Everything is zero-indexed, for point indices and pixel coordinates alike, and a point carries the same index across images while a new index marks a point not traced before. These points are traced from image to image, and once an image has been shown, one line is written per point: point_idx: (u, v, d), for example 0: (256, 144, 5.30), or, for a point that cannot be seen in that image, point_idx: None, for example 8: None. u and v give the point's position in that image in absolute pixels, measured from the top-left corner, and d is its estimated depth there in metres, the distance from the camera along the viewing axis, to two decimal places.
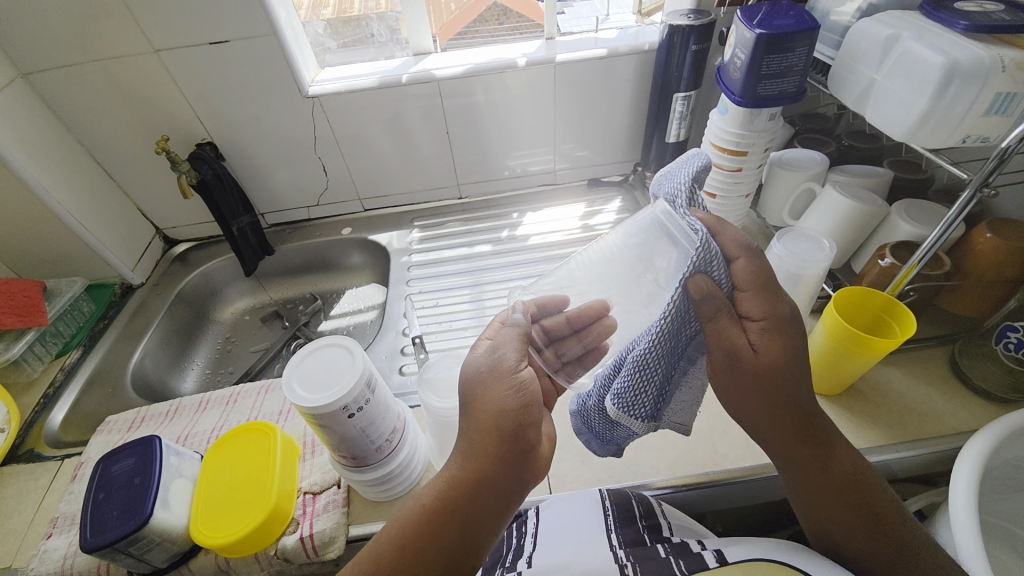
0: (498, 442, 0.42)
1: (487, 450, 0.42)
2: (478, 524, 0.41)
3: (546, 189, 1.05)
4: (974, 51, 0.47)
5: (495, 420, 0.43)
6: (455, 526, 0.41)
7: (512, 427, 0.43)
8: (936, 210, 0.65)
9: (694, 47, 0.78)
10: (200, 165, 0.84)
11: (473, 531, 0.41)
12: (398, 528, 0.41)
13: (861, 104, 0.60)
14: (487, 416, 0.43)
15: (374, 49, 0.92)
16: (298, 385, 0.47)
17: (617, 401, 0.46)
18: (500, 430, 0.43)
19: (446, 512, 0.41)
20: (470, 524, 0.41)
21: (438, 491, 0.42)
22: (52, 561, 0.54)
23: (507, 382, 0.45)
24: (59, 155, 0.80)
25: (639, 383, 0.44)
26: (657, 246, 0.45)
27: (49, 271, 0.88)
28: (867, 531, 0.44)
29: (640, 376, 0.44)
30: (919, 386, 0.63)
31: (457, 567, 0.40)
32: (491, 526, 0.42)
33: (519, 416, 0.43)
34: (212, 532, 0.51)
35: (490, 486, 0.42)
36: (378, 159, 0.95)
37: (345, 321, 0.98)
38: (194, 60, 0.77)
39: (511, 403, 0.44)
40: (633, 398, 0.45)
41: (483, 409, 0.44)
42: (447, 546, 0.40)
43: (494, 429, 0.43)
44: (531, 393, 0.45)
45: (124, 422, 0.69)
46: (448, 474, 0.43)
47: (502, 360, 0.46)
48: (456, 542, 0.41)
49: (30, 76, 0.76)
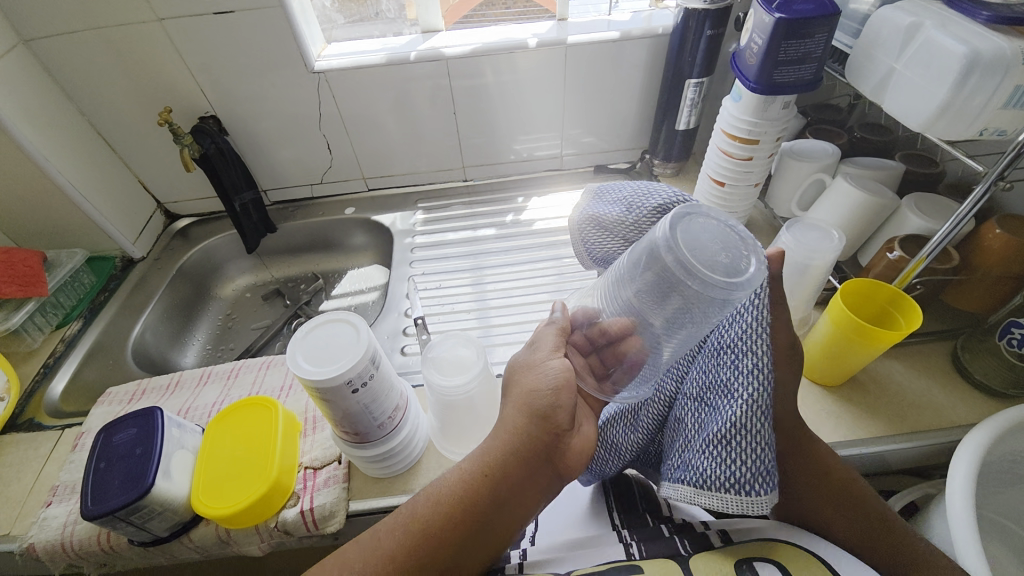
0: (539, 424, 0.45)
1: (528, 431, 0.45)
2: (512, 497, 0.45)
3: (552, 174, 1.04)
4: (996, 41, 0.46)
5: (537, 404, 0.45)
6: (487, 494, 0.44)
7: (543, 408, 0.45)
8: (947, 205, 0.65)
9: (709, 32, 0.77)
10: (203, 138, 0.83)
11: (505, 503, 0.45)
12: (436, 492, 0.45)
13: (878, 94, 0.60)
14: (523, 398, 0.46)
15: (382, 26, 0.90)
16: (303, 359, 0.46)
17: (736, 489, 0.42)
18: (533, 411, 0.45)
19: (481, 481, 0.45)
20: (501, 492, 0.45)
21: (477, 460, 0.46)
22: (52, 529, 0.54)
23: (537, 369, 0.47)
24: (60, 124, 0.79)
25: (757, 438, 0.42)
26: (666, 272, 0.41)
27: (49, 241, 0.87)
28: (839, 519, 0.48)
29: (757, 428, 0.42)
30: (920, 380, 0.63)
31: (484, 529, 0.44)
32: (529, 502, 0.46)
33: (552, 397, 0.45)
34: (213, 504, 0.51)
35: (524, 459, 0.45)
36: (383, 139, 0.94)
37: (346, 301, 0.98)
38: (198, 30, 0.76)
39: (544, 388, 0.46)
40: (750, 464, 0.42)
41: (522, 390, 0.47)
42: (478, 511, 0.44)
43: (537, 411, 0.45)
44: (564, 381, 0.46)
45: (125, 394, 0.68)
46: (487, 446, 0.46)
47: (537, 351, 0.49)
48: (488, 513, 0.44)
49: (31, 42, 0.75)
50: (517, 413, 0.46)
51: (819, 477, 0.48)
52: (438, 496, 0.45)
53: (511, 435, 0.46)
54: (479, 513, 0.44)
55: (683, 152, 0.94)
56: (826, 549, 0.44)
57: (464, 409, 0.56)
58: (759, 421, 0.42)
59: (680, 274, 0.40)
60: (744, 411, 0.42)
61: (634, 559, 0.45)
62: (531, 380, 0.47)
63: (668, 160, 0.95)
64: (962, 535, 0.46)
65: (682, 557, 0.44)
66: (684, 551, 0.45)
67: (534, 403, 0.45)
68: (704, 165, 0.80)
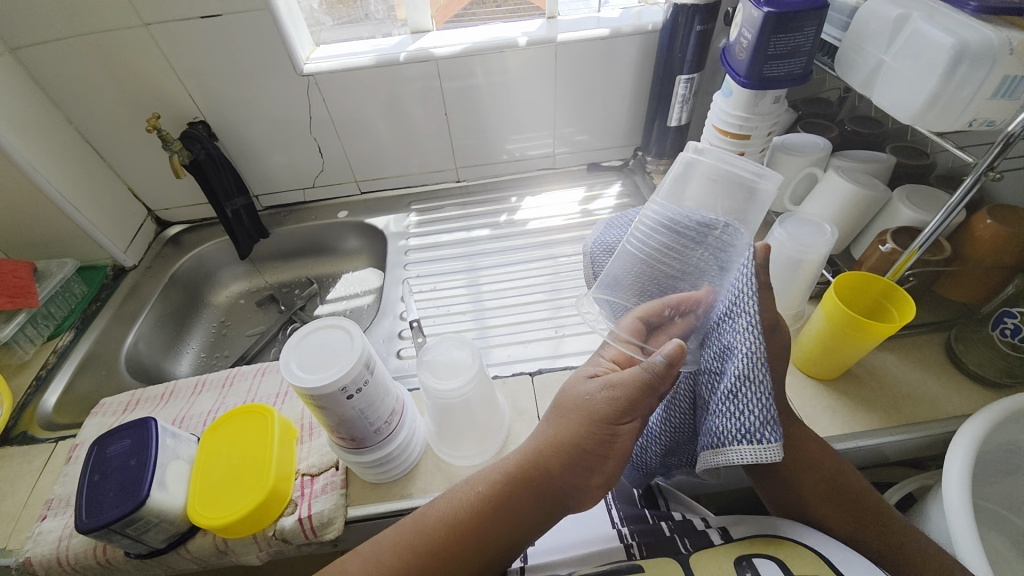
0: (567, 465, 0.45)
1: (550, 466, 0.45)
2: (522, 521, 0.45)
3: (545, 173, 1.04)
4: (983, 32, 0.46)
5: (578, 452, 0.45)
6: (499, 518, 0.44)
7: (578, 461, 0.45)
8: (938, 196, 0.65)
9: (698, 28, 0.77)
10: (192, 144, 0.82)
11: (514, 526, 0.45)
12: (448, 512, 0.45)
13: (868, 86, 0.60)
14: (561, 439, 0.46)
15: (371, 27, 0.90)
16: (296, 367, 0.46)
17: (756, 433, 0.42)
18: (566, 454, 0.45)
19: (495, 504, 0.45)
20: (516, 517, 0.45)
21: (491, 481, 0.46)
22: (47, 543, 0.54)
23: (596, 431, 0.45)
24: (47, 133, 0.78)
25: (752, 390, 0.43)
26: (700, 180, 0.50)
27: (39, 252, 0.86)
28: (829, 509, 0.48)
29: (754, 381, 0.43)
30: (915, 372, 0.63)
31: (490, 552, 0.44)
32: (540, 528, 0.46)
33: (597, 460, 0.45)
34: (210, 513, 0.51)
35: (549, 488, 0.45)
36: (375, 141, 0.93)
37: (341, 305, 0.98)
38: (185, 35, 0.75)
39: (592, 440, 0.45)
40: (750, 410, 0.43)
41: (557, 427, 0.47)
42: (488, 535, 0.44)
43: (571, 456, 0.45)
44: (619, 446, 0.45)
45: (119, 404, 0.68)
46: (504, 467, 0.47)
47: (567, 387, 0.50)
48: (496, 533, 0.44)
49: (16, 51, 0.74)
50: (542, 446, 0.46)
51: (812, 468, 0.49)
52: (447, 515, 0.45)
53: (530, 462, 0.46)
54: (489, 531, 0.44)
55: (676, 148, 0.94)
56: (827, 543, 0.44)
57: (461, 412, 0.56)
58: (762, 370, 0.43)
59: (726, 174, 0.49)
60: (749, 364, 0.43)
61: (635, 559, 0.45)
62: (568, 422, 0.47)
63: (661, 157, 0.95)
64: (959, 525, 0.46)
65: (683, 557, 0.44)
66: (684, 550, 0.45)
67: (563, 437, 0.46)
68: None
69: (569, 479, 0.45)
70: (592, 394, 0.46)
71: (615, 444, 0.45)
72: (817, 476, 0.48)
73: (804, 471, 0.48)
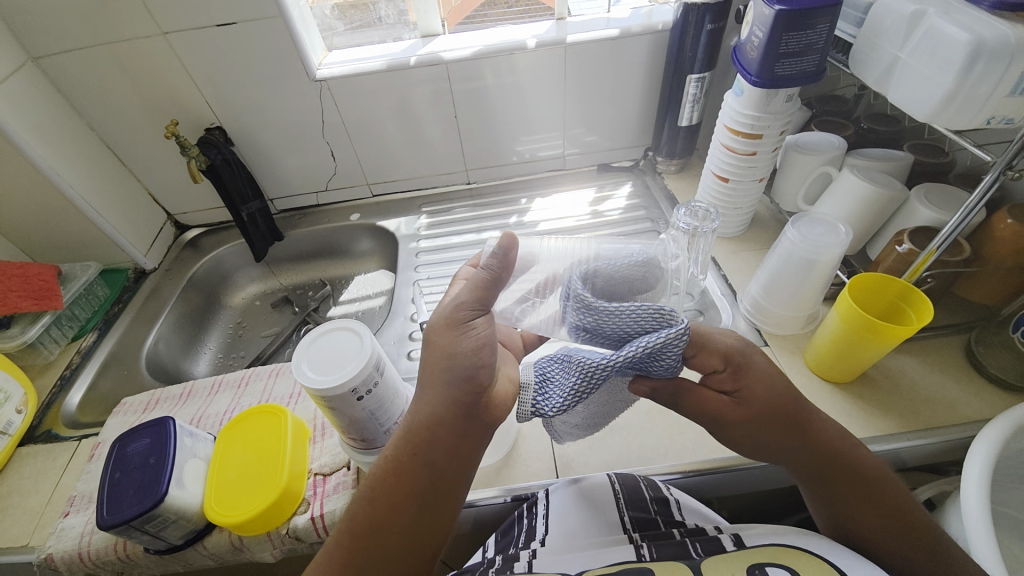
0: (451, 388, 0.44)
1: (432, 418, 0.44)
2: (444, 467, 0.45)
3: (556, 174, 1.04)
4: (1001, 28, 0.45)
5: (439, 413, 0.44)
6: (420, 467, 0.44)
7: (449, 428, 0.44)
8: (957, 195, 0.63)
9: (709, 26, 0.76)
10: (208, 149, 0.84)
11: (443, 475, 0.45)
12: (370, 483, 0.45)
13: (883, 84, 0.59)
14: (425, 417, 0.45)
15: (383, 31, 0.91)
16: (307, 367, 0.47)
17: (540, 399, 0.46)
18: (436, 425, 0.44)
19: (410, 456, 0.44)
20: (434, 465, 0.44)
21: (399, 441, 0.45)
22: (70, 538, 0.56)
23: (448, 404, 0.44)
24: (69, 140, 0.81)
25: (572, 396, 0.44)
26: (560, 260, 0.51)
27: (65, 255, 0.89)
28: (863, 504, 0.45)
29: (579, 389, 0.44)
30: (934, 375, 0.62)
31: (436, 497, 0.45)
32: (458, 472, 0.45)
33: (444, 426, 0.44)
34: (226, 511, 0.52)
35: (440, 439, 0.44)
36: (387, 145, 0.94)
37: (354, 306, 0.99)
38: (203, 44, 0.77)
39: (428, 413, 0.45)
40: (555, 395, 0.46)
41: (430, 380, 0.45)
42: (418, 484, 0.44)
43: (443, 376, 0.45)
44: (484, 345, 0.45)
45: (140, 403, 0.70)
46: (406, 423, 0.46)
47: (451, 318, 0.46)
48: (427, 482, 0.44)
49: (39, 60, 0.76)
50: (432, 388, 0.45)
51: (829, 463, 0.46)
52: (373, 486, 0.45)
53: (426, 410, 0.45)
54: (409, 489, 0.44)
55: (687, 148, 0.93)
56: (843, 552, 0.43)
57: None
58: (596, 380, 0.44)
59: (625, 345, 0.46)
60: (598, 366, 0.43)
61: (645, 561, 0.45)
62: (435, 345, 0.46)
63: (671, 157, 0.94)
64: (976, 532, 0.45)
65: (693, 561, 0.44)
66: (696, 555, 0.45)
67: (429, 416, 0.45)
68: (708, 161, 0.79)
69: (452, 445, 0.45)
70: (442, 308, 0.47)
71: (457, 397, 0.44)
72: (843, 472, 0.46)
73: (848, 481, 0.46)
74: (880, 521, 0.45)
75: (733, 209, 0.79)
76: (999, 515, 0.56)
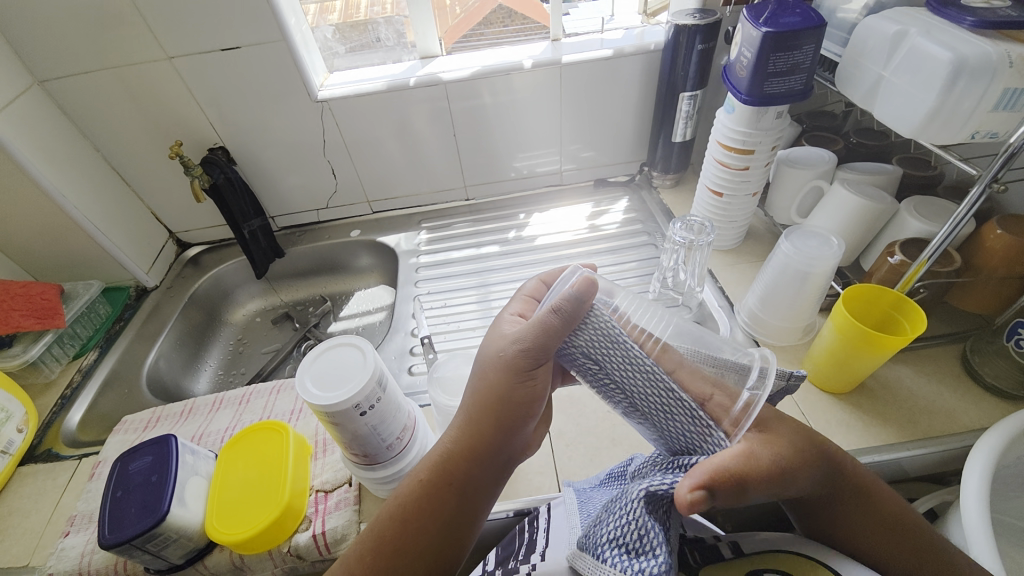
0: (493, 418, 0.45)
1: (473, 444, 0.45)
2: (475, 494, 0.45)
3: (553, 190, 1.06)
4: (981, 47, 0.47)
5: (480, 440, 0.45)
6: (453, 493, 0.44)
7: (483, 453, 0.45)
8: (946, 207, 0.65)
9: (700, 46, 0.78)
10: (211, 169, 0.86)
11: (472, 501, 0.44)
12: (398, 505, 0.44)
13: (869, 101, 0.60)
14: (464, 442, 0.45)
15: (382, 53, 0.93)
16: (311, 383, 0.48)
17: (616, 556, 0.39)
18: (474, 451, 0.45)
19: (444, 482, 0.44)
20: (467, 492, 0.44)
21: (432, 467, 0.45)
22: (70, 559, 0.55)
23: (494, 437, 0.45)
24: (74, 161, 0.82)
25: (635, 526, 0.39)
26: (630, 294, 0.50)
27: (67, 274, 0.90)
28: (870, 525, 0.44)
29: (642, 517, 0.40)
30: (931, 385, 0.62)
31: (461, 526, 0.44)
32: (485, 501, 0.45)
33: (481, 455, 0.45)
34: (228, 529, 0.52)
35: (477, 465, 0.45)
36: (387, 163, 0.96)
37: (354, 322, 1.00)
38: (208, 68, 0.79)
39: (462, 439, 0.46)
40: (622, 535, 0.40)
41: (473, 404, 0.46)
42: (446, 510, 0.43)
43: (489, 404, 0.45)
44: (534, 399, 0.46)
45: (140, 421, 0.70)
46: (442, 450, 0.46)
47: (504, 356, 0.46)
48: (455, 508, 0.44)
49: (46, 83, 0.78)
50: (474, 413, 0.46)
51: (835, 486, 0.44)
52: (399, 507, 0.44)
53: (466, 437, 0.45)
54: (438, 513, 0.43)
55: (681, 163, 0.95)
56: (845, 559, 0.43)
57: None
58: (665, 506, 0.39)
59: (611, 385, 0.46)
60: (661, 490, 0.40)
61: None
62: (489, 380, 0.46)
63: (666, 172, 0.96)
64: (979, 542, 0.45)
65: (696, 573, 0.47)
66: (694, 564, 0.49)
67: (468, 442, 0.45)
68: (702, 176, 0.81)
69: (486, 472, 0.45)
70: (508, 344, 0.47)
71: (501, 425, 0.45)
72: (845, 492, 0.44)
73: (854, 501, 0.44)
74: (883, 534, 0.43)
75: (728, 222, 0.80)
76: (1000, 524, 0.56)
